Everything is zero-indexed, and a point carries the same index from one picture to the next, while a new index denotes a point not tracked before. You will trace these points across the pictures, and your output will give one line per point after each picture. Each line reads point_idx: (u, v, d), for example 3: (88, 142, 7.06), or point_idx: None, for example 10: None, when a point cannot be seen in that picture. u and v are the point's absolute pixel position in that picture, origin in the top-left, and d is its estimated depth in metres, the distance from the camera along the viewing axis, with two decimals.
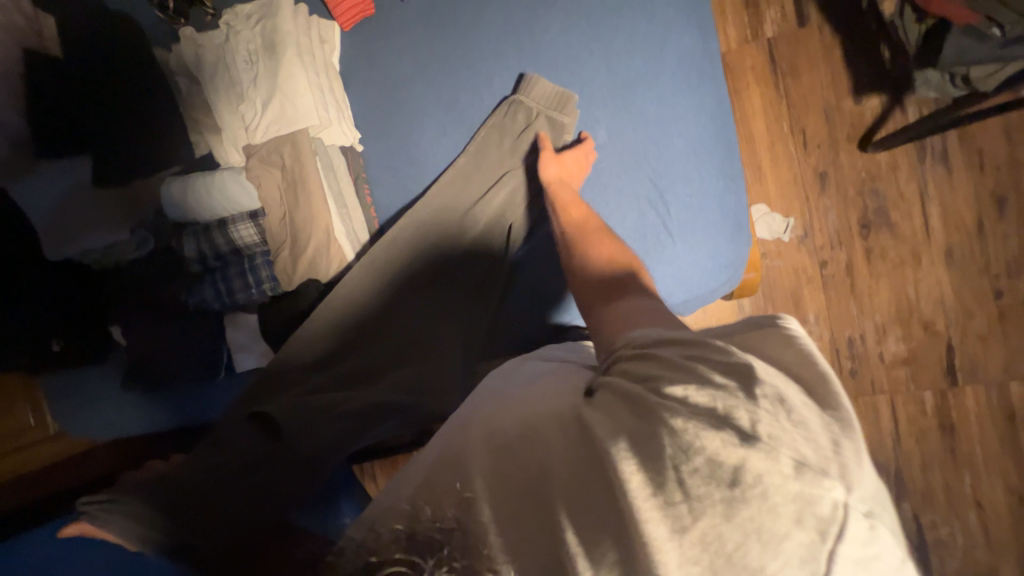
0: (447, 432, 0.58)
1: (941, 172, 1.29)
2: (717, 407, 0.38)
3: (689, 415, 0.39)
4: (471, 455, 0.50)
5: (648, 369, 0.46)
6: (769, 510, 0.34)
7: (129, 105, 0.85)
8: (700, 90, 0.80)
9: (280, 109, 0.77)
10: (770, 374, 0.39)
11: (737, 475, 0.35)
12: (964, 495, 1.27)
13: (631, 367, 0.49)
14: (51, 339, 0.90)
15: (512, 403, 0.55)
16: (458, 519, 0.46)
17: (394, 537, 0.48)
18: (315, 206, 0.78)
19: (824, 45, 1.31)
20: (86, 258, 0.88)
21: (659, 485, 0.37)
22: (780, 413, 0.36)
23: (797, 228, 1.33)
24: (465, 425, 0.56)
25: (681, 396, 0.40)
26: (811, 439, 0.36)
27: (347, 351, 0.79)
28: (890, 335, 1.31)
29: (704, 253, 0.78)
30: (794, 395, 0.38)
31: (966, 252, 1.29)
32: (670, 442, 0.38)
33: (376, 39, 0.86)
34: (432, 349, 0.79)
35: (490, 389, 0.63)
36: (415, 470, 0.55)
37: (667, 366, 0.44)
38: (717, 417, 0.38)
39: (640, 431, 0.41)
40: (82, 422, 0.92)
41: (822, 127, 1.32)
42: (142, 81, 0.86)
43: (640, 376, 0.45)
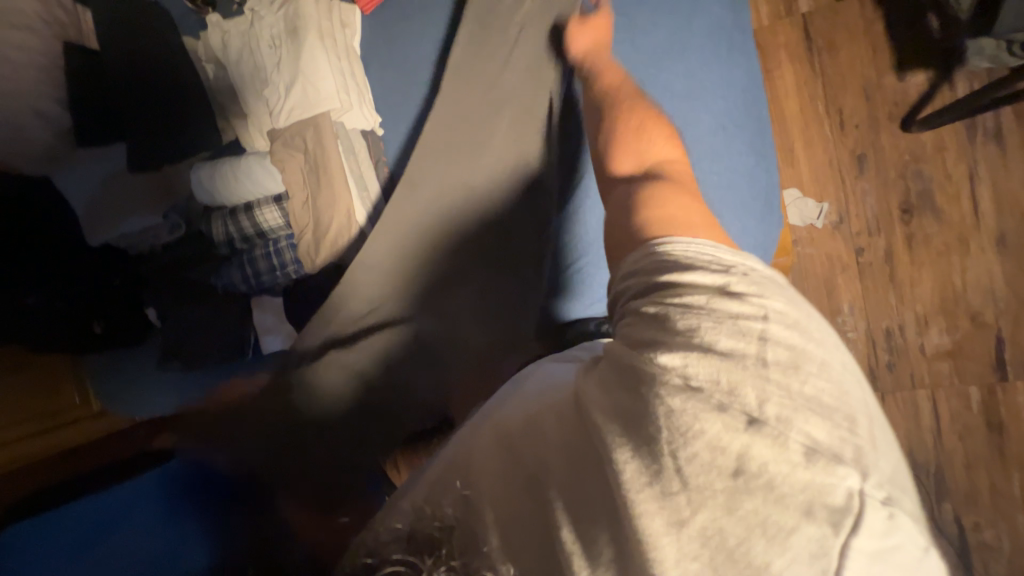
0: (462, 430, 0.63)
1: (993, 153, 1.20)
2: (720, 383, 0.39)
3: (689, 395, 0.39)
4: (476, 454, 0.53)
5: (644, 334, 0.44)
6: (775, 501, 0.36)
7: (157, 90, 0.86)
8: (729, 62, 0.77)
9: (302, 93, 0.78)
10: (766, 338, 0.40)
11: (740, 465, 0.37)
12: (1012, 496, 1.19)
13: (631, 332, 0.46)
14: (92, 321, 0.94)
15: (517, 399, 0.58)
16: (457, 513, 0.47)
17: (393, 536, 0.47)
18: (337, 190, 0.79)
19: (865, 18, 1.23)
20: (131, 244, 0.96)
21: (656, 475, 0.38)
22: (789, 393, 0.38)
23: (832, 213, 1.27)
24: (474, 423, 0.61)
25: (680, 365, 0.40)
26: (825, 423, 0.38)
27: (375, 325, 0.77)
28: (932, 327, 1.24)
29: (733, 232, 0.74)
30: (807, 364, 0.40)
31: (1020, 238, 1.20)
32: (665, 423, 0.39)
33: (399, 25, 0.86)
34: (451, 341, 0.78)
35: (505, 387, 0.67)
36: (432, 467, 0.60)
37: (666, 329, 0.43)
38: (721, 398, 0.39)
39: (635, 412, 0.41)
40: (128, 399, 0.98)
41: (860, 106, 1.25)
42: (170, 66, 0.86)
43: (638, 343, 0.44)
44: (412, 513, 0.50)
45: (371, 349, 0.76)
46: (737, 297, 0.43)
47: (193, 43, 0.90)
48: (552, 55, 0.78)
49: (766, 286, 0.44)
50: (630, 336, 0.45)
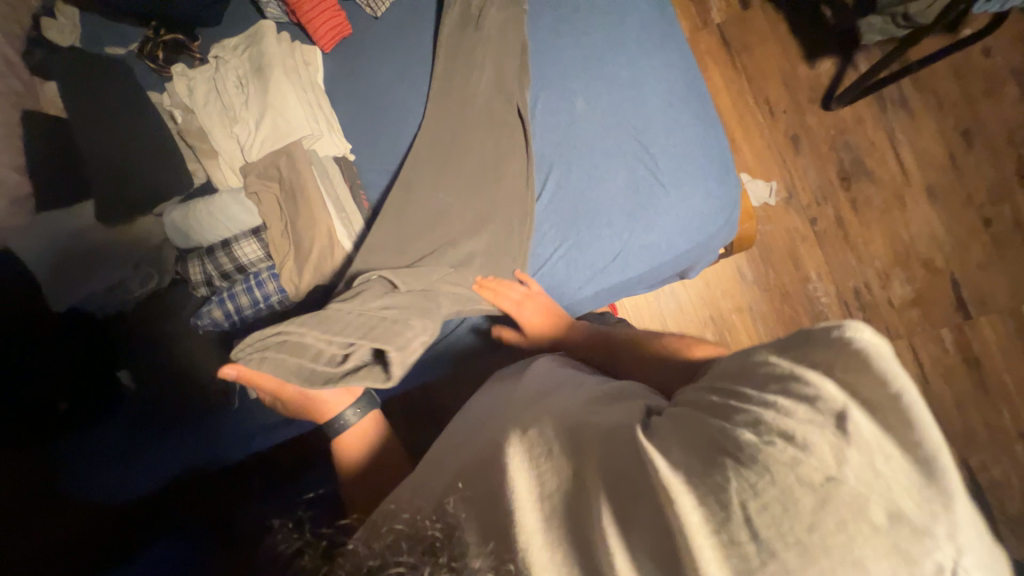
0: (468, 445, 0.60)
1: (904, 117, 1.34)
2: (794, 431, 0.35)
3: (763, 440, 0.36)
4: (501, 453, 0.51)
5: (716, 401, 0.44)
6: (855, 564, 0.31)
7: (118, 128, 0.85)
8: (666, 47, 0.81)
9: (273, 125, 0.80)
10: (844, 405, 0.35)
11: (816, 520, 0.33)
12: (1005, 427, 1.24)
13: (702, 398, 0.47)
14: (57, 401, 0.87)
15: (546, 414, 0.56)
16: (473, 517, 0.47)
17: (391, 531, 0.47)
18: (315, 211, 0.79)
19: (770, 20, 1.40)
20: (95, 307, 0.93)
21: (723, 522, 0.35)
22: (874, 456, 0.33)
23: (781, 190, 1.38)
24: (490, 435, 0.57)
25: (760, 418, 0.38)
26: (911, 489, 0.32)
27: (365, 302, 0.68)
28: (894, 279, 1.32)
29: (699, 198, 0.77)
30: (890, 442, 0.33)
31: (946, 187, 1.32)
32: (734, 473, 0.36)
33: (355, 56, 0.90)
34: (433, 321, 0.71)
35: (517, 395, 0.65)
36: (440, 483, 0.56)
37: (739, 399, 0.42)
38: (794, 450, 0.35)
39: (700, 456, 0.39)
40: (102, 477, 0.86)
41: (783, 94, 1.39)
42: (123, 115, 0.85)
43: (713, 407, 0.43)
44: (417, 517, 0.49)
45: (351, 315, 0.67)
46: (807, 381, 0.37)
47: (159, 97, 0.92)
48: (506, 65, 0.85)
49: (823, 352, 0.38)
50: (699, 404, 0.46)
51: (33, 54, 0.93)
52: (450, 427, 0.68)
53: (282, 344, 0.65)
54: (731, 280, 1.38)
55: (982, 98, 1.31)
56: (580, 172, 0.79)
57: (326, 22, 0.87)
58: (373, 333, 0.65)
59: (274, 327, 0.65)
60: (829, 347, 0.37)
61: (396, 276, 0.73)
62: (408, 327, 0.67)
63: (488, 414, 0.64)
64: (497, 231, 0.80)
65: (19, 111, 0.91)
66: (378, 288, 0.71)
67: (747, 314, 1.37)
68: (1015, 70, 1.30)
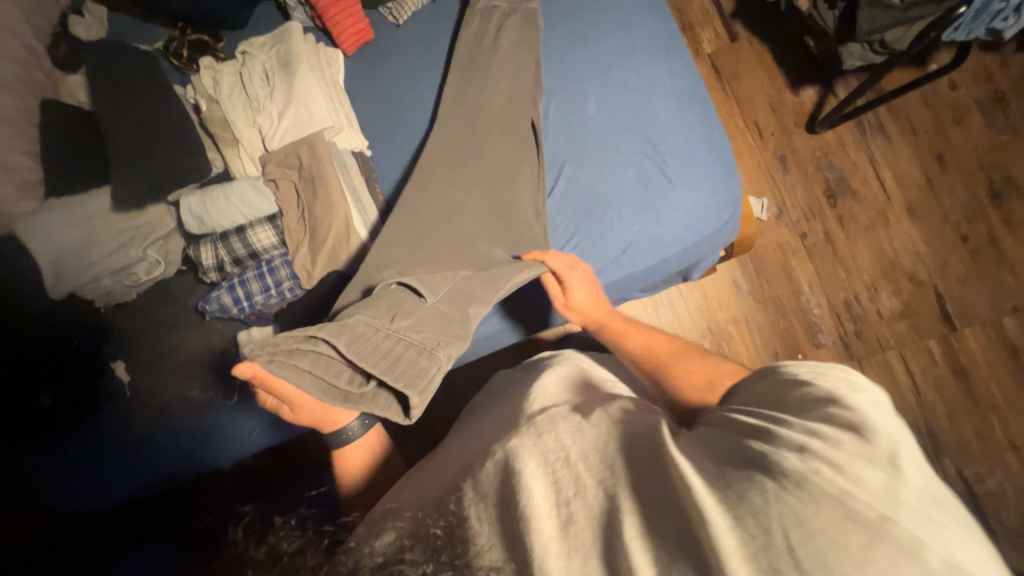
0: (469, 456, 0.56)
1: (882, 142, 1.44)
2: (839, 461, 0.34)
3: (806, 459, 0.35)
4: (511, 456, 0.48)
5: (746, 423, 0.42)
6: None
7: (134, 116, 0.86)
8: (672, 57, 0.86)
9: (297, 117, 0.83)
10: (888, 446, 0.35)
11: (867, 557, 0.30)
12: (997, 438, 1.27)
13: (728, 420, 0.45)
14: (40, 396, 0.88)
15: (558, 419, 0.53)
16: (488, 522, 0.43)
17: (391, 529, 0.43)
18: (333, 197, 0.81)
19: (757, 52, 1.51)
20: (96, 295, 0.92)
21: (765, 547, 0.32)
22: (925, 504, 0.32)
23: (772, 206, 1.45)
24: (495, 442, 0.54)
25: (799, 441, 0.36)
26: (958, 542, 0.31)
27: (393, 327, 0.58)
28: (882, 292, 1.38)
29: (705, 193, 0.81)
30: (936, 497, 0.33)
31: (924, 205, 1.40)
32: (777, 496, 0.34)
33: (376, 59, 0.95)
34: (460, 349, 0.61)
35: (519, 404, 0.63)
36: (438, 492, 0.52)
37: (771, 424, 0.40)
38: (841, 482, 0.33)
39: (738, 474, 0.37)
40: (98, 468, 0.90)
41: (771, 118, 1.48)
42: (143, 103, 0.87)
43: (741, 429, 0.42)
44: (412, 520, 0.45)
45: (378, 337, 0.56)
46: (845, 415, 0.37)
47: (182, 90, 0.94)
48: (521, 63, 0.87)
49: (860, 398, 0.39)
50: (726, 424, 0.45)
51: (59, 47, 0.96)
52: (450, 445, 0.66)
53: (305, 353, 0.56)
54: (727, 291, 1.42)
55: (951, 126, 1.42)
56: (592, 169, 0.83)
57: (350, 26, 0.91)
58: (394, 371, 0.54)
59: (297, 331, 0.56)
60: (863, 395, 0.39)
61: (422, 284, 0.66)
62: (433, 362, 0.57)
63: (493, 425, 0.61)
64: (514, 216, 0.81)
65: (38, 99, 0.92)
66: (405, 309, 0.62)
67: (744, 325, 1.40)
68: (979, 101, 1.42)
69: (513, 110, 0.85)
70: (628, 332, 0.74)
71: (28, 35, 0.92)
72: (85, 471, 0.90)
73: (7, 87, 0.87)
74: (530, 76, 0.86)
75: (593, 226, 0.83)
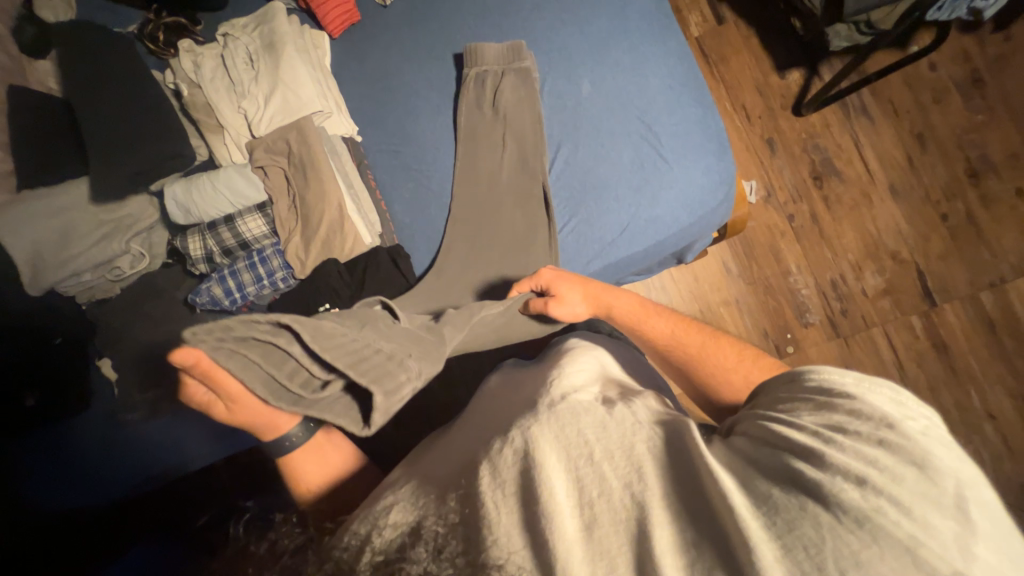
0: (478, 441, 0.56)
1: (866, 123, 1.47)
2: (898, 502, 0.38)
3: (863, 492, 0.39)
4: (530, 442, 0.47)
5: (788, 436, 0.45)
6: None
7: (109, 103, 0.82)
8: (664, 36, 0.86)
9: (284, 101, 0.80)
10: (954, 494, 0.38)
11: None
12: (975, 408, 1.32)
13: (767, 429, 0.47)
14: (24, 394, 0.85)
15: (579, 410, 0.52)
16: (511, 510, 0.44)
17: (396, 532, 0.44)
18: (325, 184, 0.79)
19: (743, 35, 1.51)
20: (77, 291, 0.91)
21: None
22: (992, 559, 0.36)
23: (760, 189, 1.47)
24: (508, 427, 0.53)
25: (849, 470, 0.40)
26: None
27: (363, 335, 0.55)
28: (866, 271, 1.41)
29: (700, 172, 0.81)
30: (1000, 549, 0.37)
31: (906, 186, 1.44)
32: (840, 532, 0.37)
33: (363, 41, 0.92)
34: (429, 364, 0.61)
35: (533, 391, 0.61)
36: (447, 475, 0.52)
37: (824, 443, 0.43)
38: (909, 533, 0.37)
39: (787, 499, 0.40)
40: (79, 464, 0.88)
41: (758, 101, 1.50)
42: (118, 88, 0.83)
43: (783, 442, 0.45)
44: (419, 515, 0.46)
45: (345, 337, 0.53)
46: (901, 448, 0.41)
47: (160, 75, 0.91)
48: (506, 49, 0.86)
49: (917, 426, 0.42)
50: (760, 432, 0.47)
51: (25, 30, 0.91)
52: (465, 420, 0.66)
53: (258, 344, 0.49)
54: (718, 274, 1.44)
55: (931, 107, 1.45)
56: (587, 151, 0.83)
57: (335, 7, 0.88)
58: (363, 372, 0.52)
59: (260, 322, 0.48)
60: (915, 423, 0.43)
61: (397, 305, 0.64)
62: (402, 370, 0.56)
63: (505, 412, 0.60)
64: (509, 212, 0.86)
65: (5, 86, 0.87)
66: (379, 323, 0.59)
67: (734, 307, 1.42)
68: (957, 82, 1.45)
69: (497, 102, 0.86)
70: (654, 317, 0.74)
71: None
72: (63, 472, 0.87)
73: None
74: (508, 63, 0.85)
75: (590, 211, 0.83)
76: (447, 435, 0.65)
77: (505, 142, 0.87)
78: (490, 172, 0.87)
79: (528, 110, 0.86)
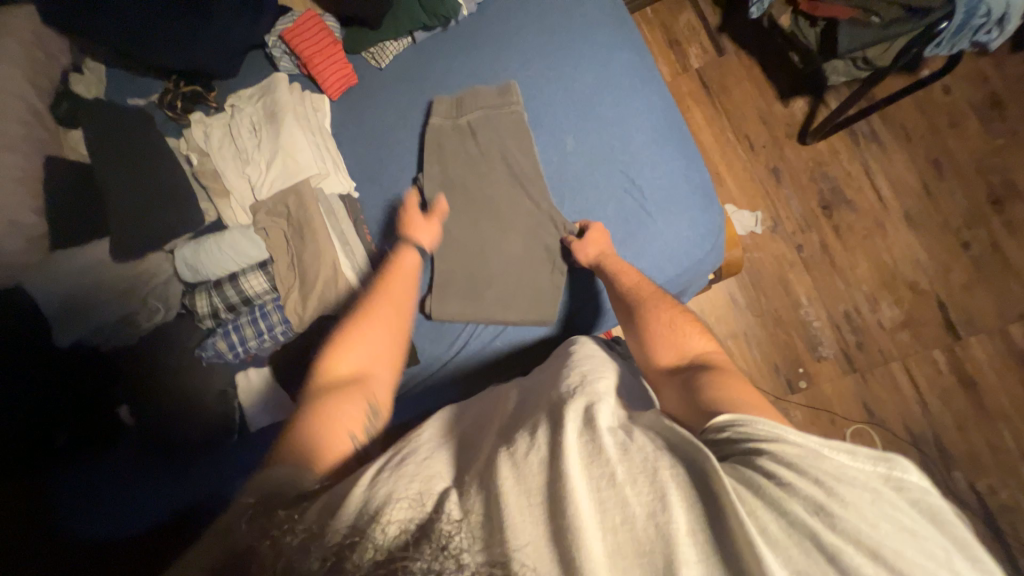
0: (495, 433, 0.53)
1: (877, 149, 1.43)
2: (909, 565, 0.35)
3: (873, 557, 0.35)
4: (555, 444, 0.45)
5: (788, 479, 0.40)
6: None
7: (133, 172, 0.90)
8: (647, 90, 0.87)
9: (283, 166, 0.88)
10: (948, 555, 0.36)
11: None
12: (1009, 449, 1.23)
13: (775, 468, 0.41)
14: (54, 433, 0.91)
15: (588, 423, 0.48)
16: (534, 519, 0.40)
17: (398, 532, 0.40)
18: (321, 244, 0.85)
19: (744, 65, 1.50)
20: (102, 340, 0.95)
21: None
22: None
23: (766, 219, 1.44)
24: (529, 424, 0.51)
25: (861, 526, 0.36)
26: None
27: None
28: (883, 302, 1.36)
29: (685, 225, 0.82)
30: None
31: (923, 213, 1.38)
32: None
33: (361, 102, 0.97)
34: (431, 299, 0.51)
35: (547, 394, 0.58)
36: (468, 459, 0.50)
37: (833, 493, 0.38)
38: None
39: (808, 558, 0.36)
40: (95, 506, 0.89)
41: (762, 130, 1.48)
42: (140, 158, 0.91)
43: (793, 483, 0.39)
44: (420, 514, 0.42)
45: None
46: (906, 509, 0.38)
47: (176, 142, 0.98)
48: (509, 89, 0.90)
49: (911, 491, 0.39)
50: (754, 466, 0.42)
51: (60, 106, 1.00)
52: (456, 415, 0.64)
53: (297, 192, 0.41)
54: (724, 306, 1.41)
55: (947, 131, 1.40)
56: (572, 205, 0.86)
57: (334, 72, 0.95)
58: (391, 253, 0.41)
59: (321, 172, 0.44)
60: (911, 485, 0.40)
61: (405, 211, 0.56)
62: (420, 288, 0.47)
63: (519, 409, 0.58)
64: (500, 263, 0.87)
65: (43, 156, 0.96)
66: None
67: (742, 339, 1.39)
68: (974, 105, 1.40)
69: (483, 157, 0.90)
70: (623, 269, 0.77)
71: (31, 96, 0.96)
72: (81, 512, 0.88)
73: (15, 149, 0.92)
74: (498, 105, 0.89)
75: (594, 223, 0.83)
76: (455, 413, 0.64)
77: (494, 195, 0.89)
78: (481, 218, 0.89)
79: (515, 163, 0.87)
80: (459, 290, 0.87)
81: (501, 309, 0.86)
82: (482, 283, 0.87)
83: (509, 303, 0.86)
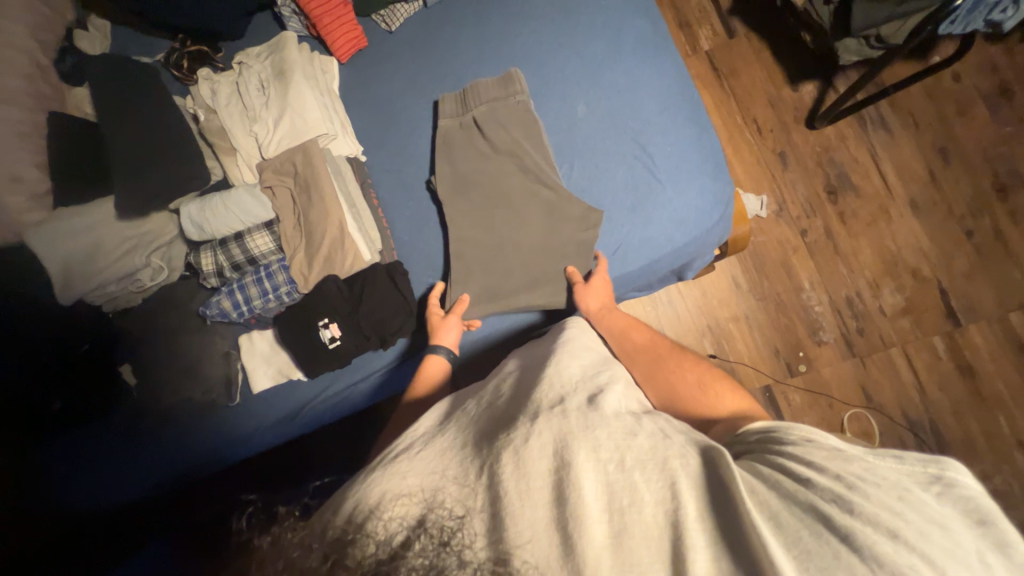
0: (494, 418, 0.53)
1: (884, 136, 1.42)
2: (919, 540, 0.35)
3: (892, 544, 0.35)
4: (562, 443, 0.44)
5: (807, 479, 0.40)
6: None
7: (140, 129, 0.89)
8: (660, 58, 0.87)
9: (291, 125, 0.87)
10: (974, 547, 0.36)
11: None
12: (1004, 435, 1.24)
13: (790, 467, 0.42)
14: (52, 398, 0.90)
15: (607, 416, 0.47)
16: (542, 506, 0.41)
17: (401, 518, 0.40)
18: (326, 204, 0.84)
19: (754, 48, 1.49)
20: (104, 300, 0.93)
21: None
22: None
23: (771, 203, 1.44)
24: (529, 407, 0.50)
25: (876, 516, 0.36)
26: None
27: None
28: (884, 288, 1.36)
29: (694, 193, 0.82)
30: None
31: (928, 201, 1.38)
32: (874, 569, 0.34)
33: (369, 67, 0.97)
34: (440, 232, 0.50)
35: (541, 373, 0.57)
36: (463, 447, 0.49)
37: (853, 489, 0.38)
38: None
39: (819, 544, 0.36)
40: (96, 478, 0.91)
41: (770, 114, 1.47)
42: (148, 115, 0.90)
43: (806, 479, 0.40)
44: (424, 507, 0.42)
45: None
46: (931, 502, 0.38)
47: (182, 101, 0.97)
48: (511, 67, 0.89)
49: (945, 491, 0.39)
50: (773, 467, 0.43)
51: (65, 60, 0.99)
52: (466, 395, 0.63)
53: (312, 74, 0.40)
54: (726, 290, 1.41)
55: (955, 119, 1.40)
56: (581, 169, 0.86)
57: (343, 33, 0.94)
58: None
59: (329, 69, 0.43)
60: (947, 485, 0.39)
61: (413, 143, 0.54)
62: None
63: (515, 391, 0.57)
64: (507, 225, 0.86)
65: (45, 113, 0.95)
66: None
67: (743, 323, 1.39)
68: (983, 93, 1.40)
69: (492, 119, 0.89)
70: (633, 326, 0.73)
71: (34, 50, 0.95)
72: (84, 480, 0.91)
73: (16, 103, 0.91)
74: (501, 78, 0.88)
75: (598, 187, 0.85)
76: (462, 394, 0.63)
77: (503, 157, 0.88)
78: (488, 180, 0.88)
79: (525, 127, 0.86)
80: (466, 254, 0.85)
81: (508, 279, 0.85)
82: (487, 251, 0.86)
83: (513, 270, 0.85)
